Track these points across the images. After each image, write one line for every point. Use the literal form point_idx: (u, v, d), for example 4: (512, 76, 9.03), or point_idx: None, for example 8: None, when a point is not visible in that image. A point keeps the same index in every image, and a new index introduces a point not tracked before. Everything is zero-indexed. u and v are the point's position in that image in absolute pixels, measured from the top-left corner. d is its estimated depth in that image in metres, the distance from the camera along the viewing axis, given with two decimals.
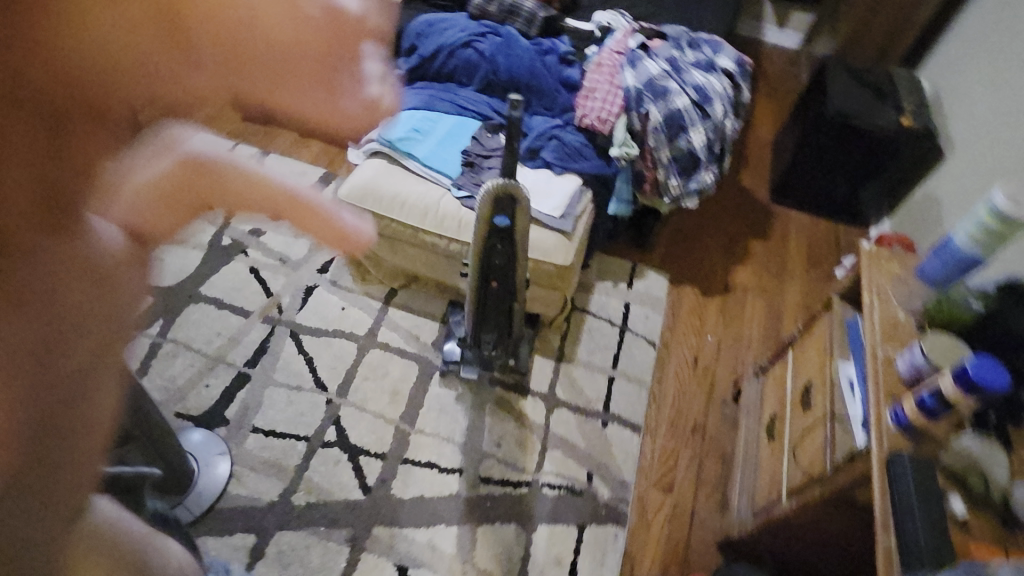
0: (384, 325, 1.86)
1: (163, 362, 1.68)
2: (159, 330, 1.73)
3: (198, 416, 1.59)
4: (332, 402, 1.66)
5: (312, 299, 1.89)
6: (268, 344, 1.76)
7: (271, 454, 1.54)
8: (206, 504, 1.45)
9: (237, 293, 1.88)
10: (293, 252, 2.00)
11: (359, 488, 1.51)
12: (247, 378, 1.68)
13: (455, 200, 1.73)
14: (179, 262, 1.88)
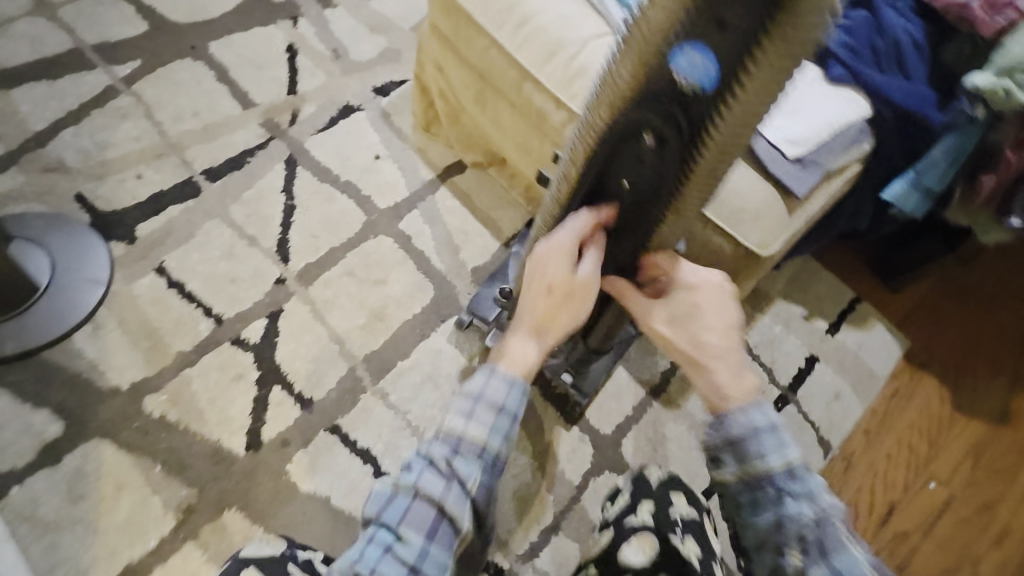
0: (420, 210, 1.15)
1: (108, 120, 1.14)
2: (128, 76, 1.19)
3: (103, 212, 1.05)
4: (285, 286, 1.04)
5: (343, 124, 1.22)
6: (249, 160, 1.15)
7: (158, 318, 0.98)
8: (23, 346, 0.91)
9: (253, 69, 1.25)
10: (356, 49, 1.31)
11: (246, 439, 0.92)
12: (193, 194, 1.09)
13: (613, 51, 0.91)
14: (206, 1, 1.31)
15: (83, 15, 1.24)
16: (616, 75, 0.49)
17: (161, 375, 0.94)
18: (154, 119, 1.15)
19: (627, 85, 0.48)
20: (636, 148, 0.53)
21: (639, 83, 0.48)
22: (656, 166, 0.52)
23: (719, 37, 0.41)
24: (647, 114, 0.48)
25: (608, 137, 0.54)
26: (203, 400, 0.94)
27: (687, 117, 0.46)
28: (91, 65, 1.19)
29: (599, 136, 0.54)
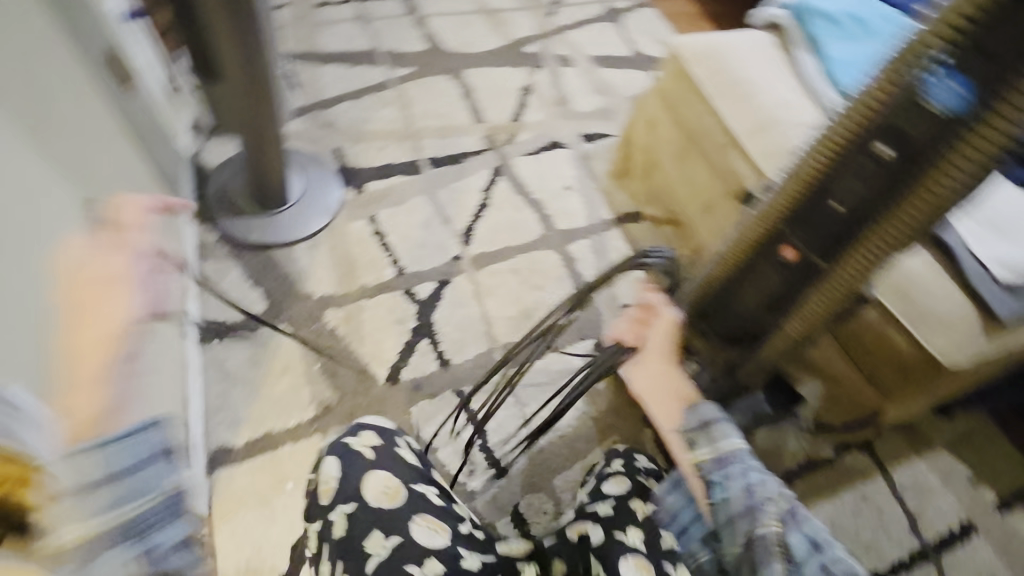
0: (591, 241, 1.25)
1: (375, 103, 1.42)
2: (401, 77, 1.49)
3: (349, 167, 1.30)
4: (459, 264, 1.18)
5: (549, 153, 1.38)
6: (466, 160, 1.35)
7: (359, 254, 1.17)
8: (264, 238, 1.15)
9: (492, 95, 1.48)
10: (579, 100, 1.50)
11: (388, 370, 1.05)
12: (417, 172, 1.31)
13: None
14: (475, 39, 1.60)
15: (386, 29, 1.59)
16: (862, 97, 0.51)
17: (345, 297, 1.11)
18: (407, 111, 1.42)
19: (872, 105, 0.50)
20: (853, 164, 0.53)
21: (879, 114, 0.50)
22: (875, 184, 0.52)
23: (982, 63, 0.44)
24: (874, 135, 0.51)
25: (833, 154, 0.54)
26: (368, 328, 1.08)
27: (925, 140, 0.48)
28: (378, 64, 1.51)
29: (831, 154, 0.54)
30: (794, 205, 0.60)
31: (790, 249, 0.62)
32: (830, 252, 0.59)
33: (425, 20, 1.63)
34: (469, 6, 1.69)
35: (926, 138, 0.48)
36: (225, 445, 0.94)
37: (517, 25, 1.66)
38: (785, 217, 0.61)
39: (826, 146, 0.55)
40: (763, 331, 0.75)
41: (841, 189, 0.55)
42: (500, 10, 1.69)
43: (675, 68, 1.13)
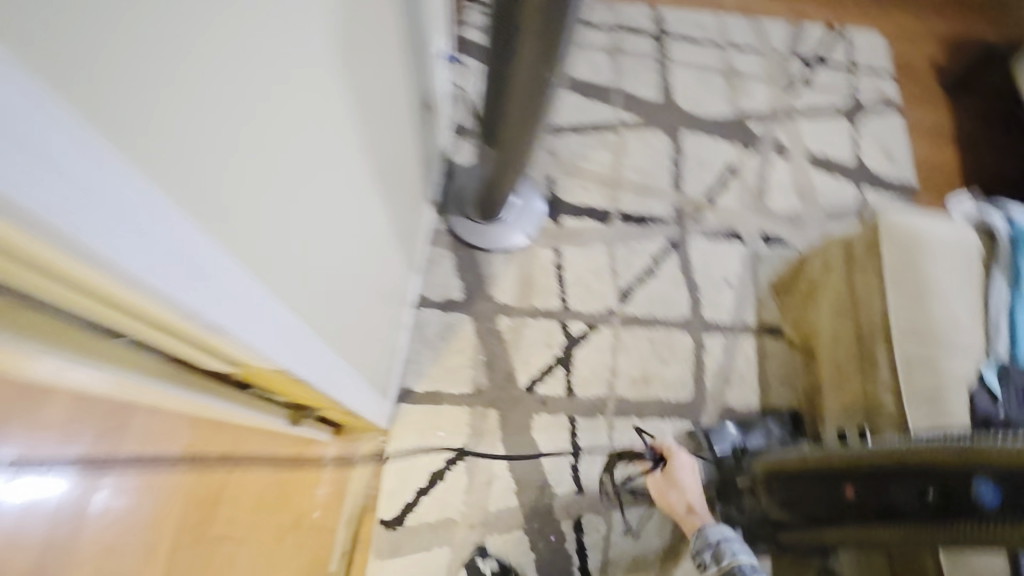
0: (725, 339, 1.44)
1: (596, 143, 1.64)
2: (626, 123, 1.67)
3: (555, 198, 1.57)
4: (609, 317, 1.45)
5: (724, 243, 1.54)
6: (650, 224, 1.55)
7: (538, 279, 1.48)
8: (475, 241, 1.49)
9: (698, 167, 1.63)
10: (775, 198, 1.60)
11: (528, 380, 1.39)
12: (606, 222, 1.55)
13: (966, 403, 1.03)
14: (706, 102, 1.71)
15: (630, 67, 1.75)
16: (944, 447, 0.68)
17: (518, 311, 1.45)
18: (618, 160, 1.63)
19: (943, 458, 0.68)
20: (909, 483, 0.71)
21: (943, 465, 0.68)
22: (916, 507, 0.70)
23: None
24: (932, 480, 0.68)
25: (901, 466, 0.72)
26: (524, 341, 1.42)
27: (965, 507, 0.65)
28: (611, 103, 1.70)
29: (901, 464, 0.72)
30: (861, 469, 0.78)
31: (847, 490, 0.80)
32: (864, 514, 0.78)
33: (667, 67, 1.75)
34: (715, 62, 1.77)
35: (965, 509, 0.65)
36: (408, 388, 1.36)
37: (751, 97, 1.73)
38: (849, 471, 0.80)
39: (897, 457, 0.73)
40: (803, 521, 0.94)
41: (893, 486, 0.73)
42: (741, 76, 1.76)
43: (870, 237, 1.19)
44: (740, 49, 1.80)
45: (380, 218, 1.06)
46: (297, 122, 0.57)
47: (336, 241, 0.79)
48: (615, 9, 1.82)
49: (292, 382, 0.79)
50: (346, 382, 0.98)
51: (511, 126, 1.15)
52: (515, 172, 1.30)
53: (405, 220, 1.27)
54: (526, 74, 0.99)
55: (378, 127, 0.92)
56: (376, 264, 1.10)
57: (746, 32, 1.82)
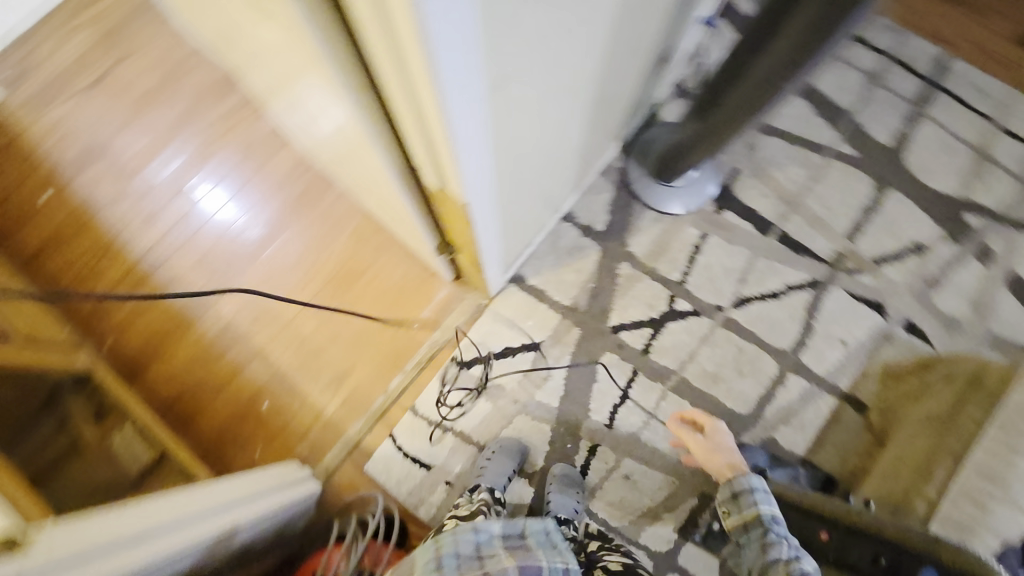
0: (807, 387, 1.48)
1: (797, 159, 1.64)
2: (839, 154, 1.64)
3: (729, 189, 1.63)
4: (715, 312, 1.54)
5: (863, 309, 1.53)
6: (802, 255, 1.57)
7: (674, 249, 1.60)
8: (638, 190, 1.62)
9: (883, 229, 1.58)
10: (944, 296, 1.53)
11: (617, 323, 1.55)
12: (762, 233, 1.59)
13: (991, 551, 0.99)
14: (935, 172, 1.61)
15: (878, 103, 1.67)
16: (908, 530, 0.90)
17: (641, 266, 1.59)
18: (809, 184, 1.62)
19: (903, 535, 0.89)
20: (870, 546, 0.92)
21: (898, 541, 0.89)
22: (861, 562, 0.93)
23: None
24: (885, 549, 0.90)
25: (870, 531, 0.93)
26: (633, 292, 1.57)
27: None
28: (836, 129, 1.65)
29: (872, 530, 0.93)
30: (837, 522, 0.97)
31: (823, 532, 0.99)
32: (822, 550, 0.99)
33: (917, 120, 1.65)
34: (972, 138, 1.63)
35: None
36: (524, 276, 1.59)
37: (987, 190, 1.59)
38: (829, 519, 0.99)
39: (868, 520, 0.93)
40: None
41: (856, 542, 0.94)
42: (991, 164, 1.61)
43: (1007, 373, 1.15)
44: (1010, 137, 1.63)
45: (578, 131, 1.22)
46: (565, 26, 0.75)
47: (541, 132, 0.98)
48: (899, 39, 1.71)
49: (465, 225, 1.03)
50: (492, 246, 1.22)
51: (730, 106, 1.21)
52: (709, 150, 1.38)
53: (594, 144, 1.42)
54: (764, 69, 1.06)
55: (615, 56, 1.07)
56: (556, 170, 1.29)
57: None
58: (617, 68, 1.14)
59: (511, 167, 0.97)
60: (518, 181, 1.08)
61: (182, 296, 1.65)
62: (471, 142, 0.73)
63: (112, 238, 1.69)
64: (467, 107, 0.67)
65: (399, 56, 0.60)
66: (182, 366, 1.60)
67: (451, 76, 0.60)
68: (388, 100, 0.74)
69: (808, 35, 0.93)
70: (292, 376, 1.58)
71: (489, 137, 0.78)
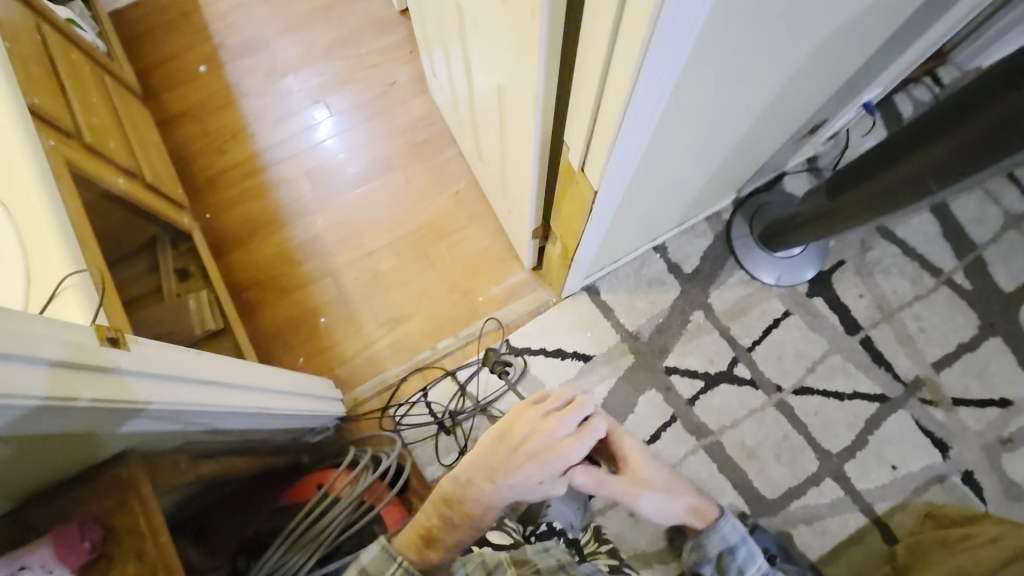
0: (840, 497, 1.43)
1: (907, 272, 1.59)
2: (953, 282, 1.57)
3: (828, 277, 1.59)
4: (771, 390, 1.51)
5: (925, 442, 1.46)
6: (879, 367, 1.52)
7: (752, 315, 1.57)
8: (736, 247, 1.61)
9: (974, 371, 1.51)
10: (1017, 460, 1.44)
11: (672, 365, 1.54)
12: (845, 331, 1.55)
13: None
14: None
15: (1011, 245, 1.59)
16: None
17: (715, 319, 1.57)
18: (911, 300, 1.57)
19: None
20: None
21: None
22: None
23: None
24: None
25: None
26: (698, 341, 1.56)
27: None
28: (958, 256, 1.59)
29: None
30: None
31: None
32: None
33: None
34: None
35: None
36: (598, 288, 1.60)
37: None
38: None
39: None
40: None
41: None
42: None
43: None
44: None
45: (707, 169, 1.22)
46: (755, 59, 0.76)
47: (684, 156, 1.00)
48: None
49: (581, 220, 1.06)
50: (588, 250, 1.24)
51: (862, 194, 1.17)
52: (822, 232, 1.35)
53: (713, 189, 1.43)
54: (909, 172, 1.04)
55: (773, 110, 1.07)
56: (671, 199, 1.30)
57: None
58: (768, 123, 1.14)
59: (642, 180, 0.99)
60: (638, 197, 1.10)
61: (286, 197, 1.75)
62: (634, 139, 0.75)
63: (244, 126, 1.81)
64: (647, 107, 0.69)
65: (619, 34, 0.62)
66: (264, 259, 1.69)
67: (653, 75, 0.63)
68: (576, 77, 0.78)
69: (970, 155, 0.90)
70: (355, 304, 1.64)
71: (648, 143, 0.80)
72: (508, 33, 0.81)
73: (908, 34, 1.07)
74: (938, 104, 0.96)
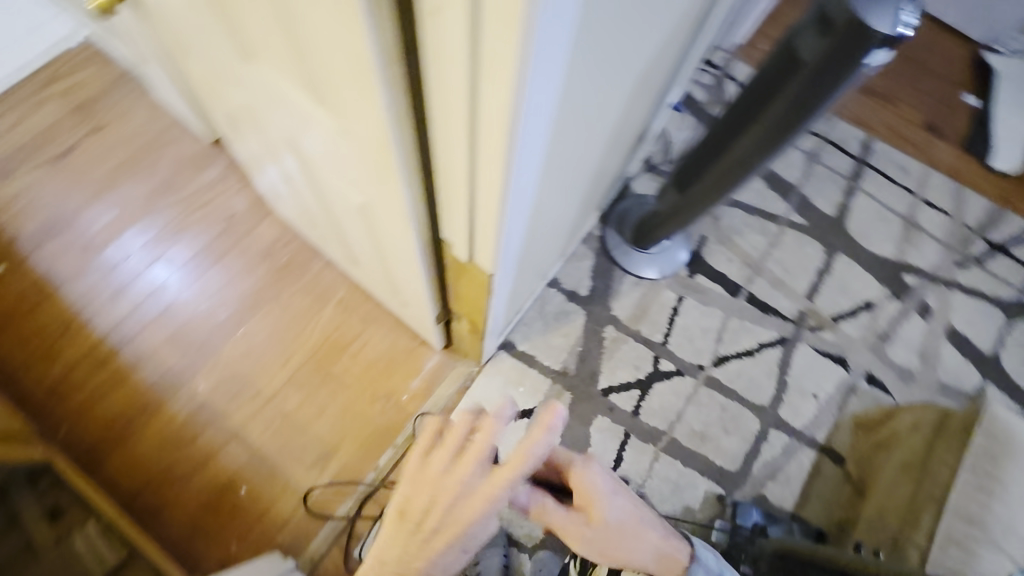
0: (788, 441, 1.56)
1: (756, 226, 1.80)
2: (792, 221, 1.81)
3: (699, 254, 1.76)
4: (697, 372, 1.62)
5: (829, 363, 1.65)
6: (770, 314, 1.70)
7: (654, 312, 1.68)
8: (618, 257, 1.71)
9: (838, 289, 1.74)
10: (897, 348, 1.68)
11: (606, 385, 1.59)
12: (732, 295, 1.71)
13: None
14: (874, 237, 1.81)
15: (819, 177, 1.88)
16: None
17: (625, 328, 1.66)
18: (769, 249, 1.78)
19: None
20: None
21: None
22: None
23: None
24: None
25: None
26: (619, 354, 1.63)
27: None
28: (787, 199, 1.84)
29: None
30: None
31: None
32: None
33: (854, 192, 1.87)
34: (901, 207, 1.86)
35: None
36: (513, 342, 1.61)
37: (919, 252, 1.80)
38: None
39: None
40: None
41: None
42: (919, 230, 1.83)
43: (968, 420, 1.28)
44: (930, 206, 1.87)
45: (573, 206, 1.29)
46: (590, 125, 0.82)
47: (554, 210, 1.04)
48: (830, 123, 1.96)
49: (483, 302, 1.06)
50: (496, 318, 1.25)
51: (706, 182, 1.32)
52: (684, 222, 1.48)
53: (581, 216, 1.52)
54: (737, 154, 1.18)
55: (611, 139, 1.14)
56: (551, 241, 1.36)
57: (943, 193, 1.89)
58: (609, 149, 1.21)
59: (525, 246, 1.02)
60: (526, 257, 1.14)
61: (152, 374, 1.55)
62: (513, 235, 0.77)
63: (75, 315, 1.59)
64: (517, 212, 0.71)
65: (475, 172, 0.63)
66: (149, 450, 1.49)
67: (517, 192, 0.65)
68: (436, 189, 0.74)
69: (780, 128, 1.04)
70: (274, 457, 1.49)
71: (524, 229, 0.82)
72: (350, 164, 0.76)
73: (690, 43, 1.23)
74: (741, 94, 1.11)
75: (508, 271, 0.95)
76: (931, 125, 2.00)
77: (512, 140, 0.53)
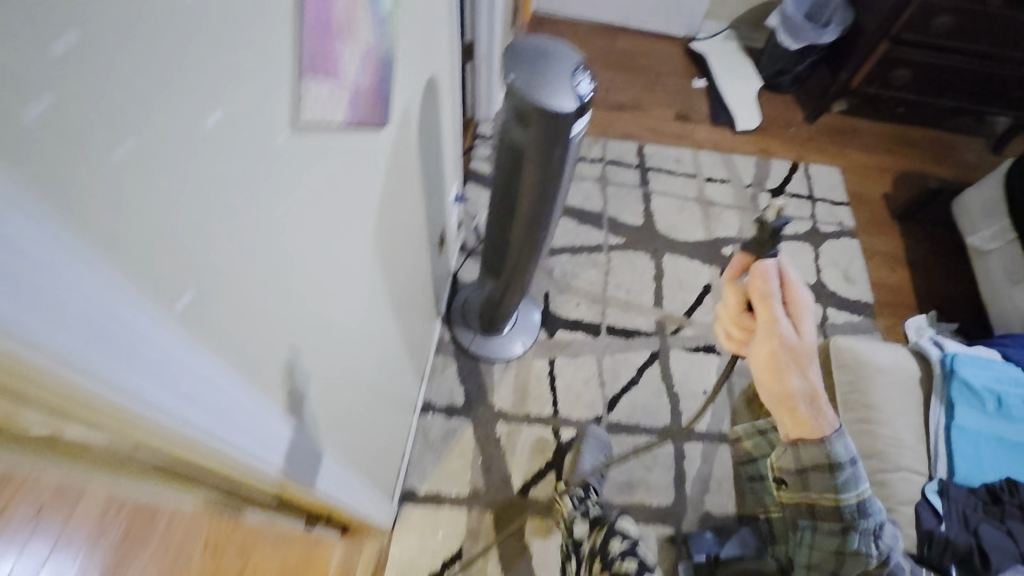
0: (704, 447, 1.58)
1: (586, 263, 1.88)
2: (613, 245, 1.92)
3: (550, 312, 1.78)
4: (597, 424, 1.60)
5: (702, 356, 1.72)
6: (634, 337, 1.75)
7: (534, 386, 1.65)
8: (478, 351, 1.67)
9: (677, 286, 1.85)
10: None
11: (522, 483, 1.51)
12: (594, 335, 1.74)
13: (913, 518, 1.14)
14: (683, 228, 1.97)
15: (617, 198, 2.03)
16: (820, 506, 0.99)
17: (515, 416, 1.60)
18: (606, 279, 1.85)
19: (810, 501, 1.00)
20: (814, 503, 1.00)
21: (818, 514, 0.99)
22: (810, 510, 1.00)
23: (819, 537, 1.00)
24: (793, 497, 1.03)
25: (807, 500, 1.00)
26: (521, 445, 1.56)
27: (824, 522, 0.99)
28: (600, 228, 1.95)
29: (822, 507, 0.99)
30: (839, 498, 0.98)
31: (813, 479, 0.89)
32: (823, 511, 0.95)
33: (649, 197, 2.03)
34: (691, 193, 2.05)
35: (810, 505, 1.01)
36: (413, 488, 1.48)
37: (723, 224, 1.99)
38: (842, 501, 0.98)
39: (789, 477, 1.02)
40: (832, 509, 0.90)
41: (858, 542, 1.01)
42: (714, 206, 2.03)
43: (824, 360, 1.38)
44: (712, 181, 2.08)
45: (397, 342, 1.22)
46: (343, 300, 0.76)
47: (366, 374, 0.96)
48: (603, 147, 2.14)
49: (332, 505, 0.93)
50: (367, 498, 1.12)
51: (511, 260, 1.32)
52: (516, 299, 1.47)
53: (419, 338, 1.45)
54: (520, 231, 1.19)
55: (394, 272, 1.08)
56: (393, 384, 1.26)
57: (717, 167, 2.12)
58: (403, 279, 1.15)
59: (349, 430, 0.92)
60: (363, 429, 1.03)
61: None
62: (299, 460, 0.67)
63: None
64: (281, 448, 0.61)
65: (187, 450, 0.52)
66: None
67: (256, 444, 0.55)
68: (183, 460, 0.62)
69: (540, 198, 1.07)
70: None
71: (316, 439, 0.72)
72: None
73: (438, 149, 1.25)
74: (496, 182, 1.13)
75: (334, 473, 0.84)
76: (681, 115, 2.26)
77: (178, 429, 0.43)
